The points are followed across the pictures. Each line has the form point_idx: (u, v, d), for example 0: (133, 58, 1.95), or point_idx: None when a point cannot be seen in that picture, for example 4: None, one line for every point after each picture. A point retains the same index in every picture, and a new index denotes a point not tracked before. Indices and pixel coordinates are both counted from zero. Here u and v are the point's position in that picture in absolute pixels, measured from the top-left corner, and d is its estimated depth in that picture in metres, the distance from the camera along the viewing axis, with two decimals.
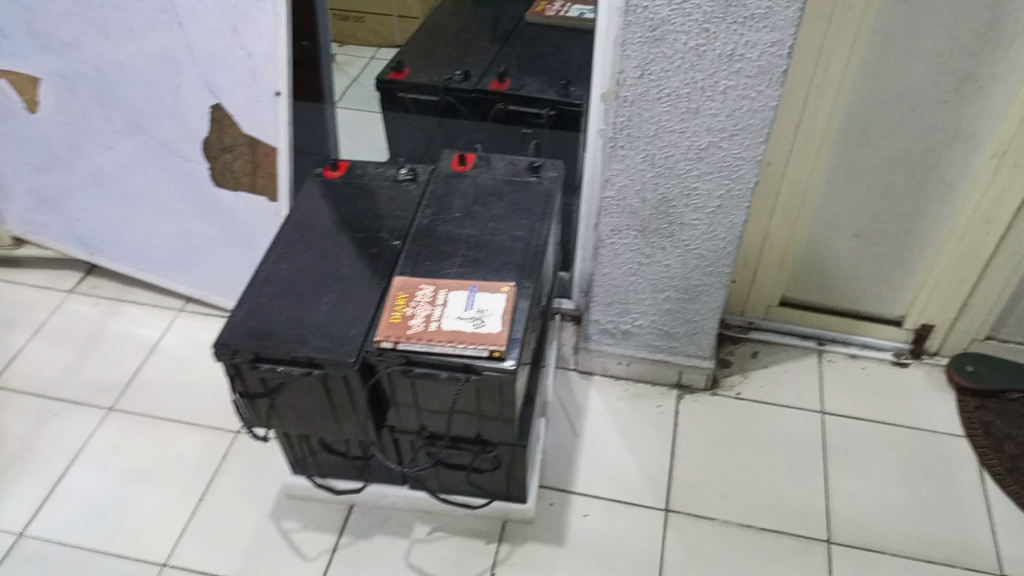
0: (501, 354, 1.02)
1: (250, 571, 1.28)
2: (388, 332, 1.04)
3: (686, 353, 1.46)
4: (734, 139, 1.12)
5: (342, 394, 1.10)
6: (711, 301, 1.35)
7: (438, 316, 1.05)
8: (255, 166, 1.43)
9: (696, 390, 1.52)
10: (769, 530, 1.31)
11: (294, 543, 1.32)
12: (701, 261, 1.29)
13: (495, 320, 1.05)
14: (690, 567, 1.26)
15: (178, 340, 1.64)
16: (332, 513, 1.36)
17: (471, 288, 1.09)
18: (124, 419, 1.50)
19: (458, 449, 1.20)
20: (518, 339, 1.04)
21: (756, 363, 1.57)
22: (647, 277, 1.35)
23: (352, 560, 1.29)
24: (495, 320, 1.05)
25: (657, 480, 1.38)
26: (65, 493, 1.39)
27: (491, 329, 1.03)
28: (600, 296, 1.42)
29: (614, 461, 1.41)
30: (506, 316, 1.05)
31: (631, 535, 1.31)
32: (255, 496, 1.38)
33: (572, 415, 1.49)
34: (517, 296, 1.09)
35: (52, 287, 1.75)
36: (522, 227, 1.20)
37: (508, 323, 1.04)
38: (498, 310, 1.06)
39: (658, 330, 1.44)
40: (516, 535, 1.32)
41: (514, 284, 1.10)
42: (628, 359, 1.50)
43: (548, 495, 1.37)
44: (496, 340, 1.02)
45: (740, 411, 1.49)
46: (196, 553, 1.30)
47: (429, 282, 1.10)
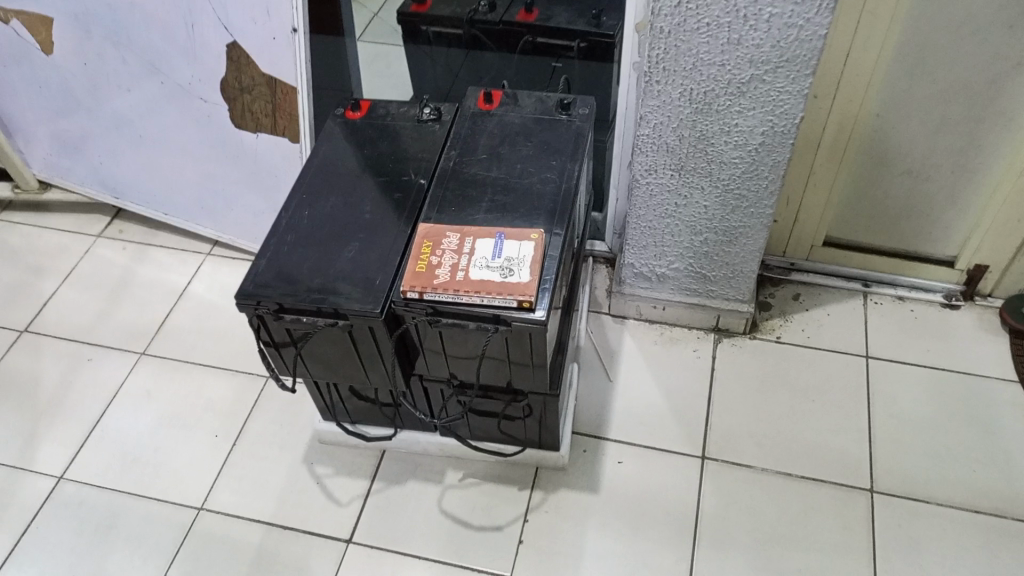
0: (530, 305, 0.98)
1: (284, 516, 1.28)
2: (413, 282, 1.00)
3: (724, 296, 1.41)
4: (779, 73, 1.04)
5: (368, 345, 1.08)
6: (751, 243, 1.29)
7: (465, 265, 1.02)
8: (275, 107, 1.38)
9: (734, 333, 1.47)
10: (808, 478, 1.28)
11: (327, 489, 1.31)
12: (742, 202, 1.23)
13: (525, 269, 1.00)
14: (726, 516, 1.24)
15: (205, 285, 1.62)
16: (363, 459, 1.35)
17: (499, 235, 1.04)
18: (156, 364, 1.50)
19: (489, 398, 1.18)
20: (549, 289, 1.00)
21: (798, 306, 1.50)
22: (684, 219, 1.29)
23: (385, 506, 1.29)
24: (525, 268, 1.00)
25: (694, 427, 1.35)
26: (101, 437, 1.40)
27: (521, 279, 0.99)
28: (634, 239, 1.36)
29: (650, 407, 1.38)
30: (536, 265, 1.01)
31: (666, 483, 1.29)
32: (286, 442, 1.37)
33: (606, 360, 1.45)
34: (547, 243, 1.05)
35: (80, 232, 1.74)
36: (551, 168, 1.15)
37: (539, 272, 1.00)
38: (529, 259, 1.01)
39: (695, 273, 1.38)
40: (549, 482, 1.30)
41: (543, 231, 1.05)
42: (664, 303, 1.45)
43: (581, 442, 1.34)
44: (526, 291, 0.98)
45: (780, 355, 1.43)
46: (230, 498, 1.31)
47: (455, 229, 1.06)
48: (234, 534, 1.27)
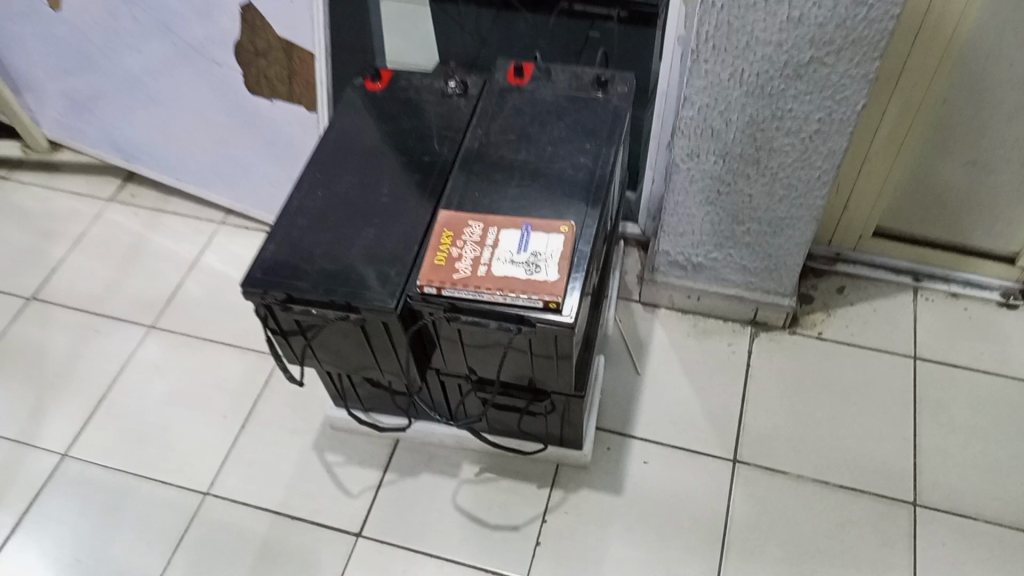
0: (557, 306, 0.90)
1: (293, 506, 1.23)
2: (430, 276, 0.93)
3: (764, 289, 1.32)
4: (842, 55, 0.94)
5: (382, 339, 1.01)
6: (797, 235, 1.20)
7: (488, 259, 0.94)
8: (291, 74, 1.30)
9: (772, 328, 1.38)
10: (846, 489, 1.20)
11: (337, 478, 1.26)
12: (790, 192, 1.14)
13: (552, 265, 0.92)
14: (757, 526, 1.17)
15: (218, 257, 1.56)
16: (376, 447, 1.29)
17: (525, 226, 0.96)
18: (166, 338, 1.44)
19: (510, 395, 1.11)
20: (578, 288, 0.92)
21: (842, 299, 1.41)
22: (726, 208, 1.19)
23: (398, 500, 1.23)
24: (552, 265, 0.92)
25: (727, 428, 1.27)
26: (107, 414, 1.36)
27: (548, 277, 0.91)
28: (671, 226, 1.26)
29: (680, 404, 1.30)
30: (565, 262, 0.93)
31: (694, 487, 1.22)
32: (297, 427, 1.32)
33: (634, 351, 1.37)
34: (577, 237, 0.96)
35: (91, 195, 1.68)
36: (584, 152, 1.05)
37: (567, 270, 0.92)
38: (557, 254, 0.93)
39: (735, 263, 1.29)
40: (571, 481, 1.23)
41: (573, 223, 0.97)
42: (699, 294, 1.36)
43: (605, 439, 1.27)
44: (553, 290, 0.90)
45: (821, 353, 1.35)
46: (238, 484, 1.26)
47: (478, 218, 0.98)
48: (242, 523, 1.22)
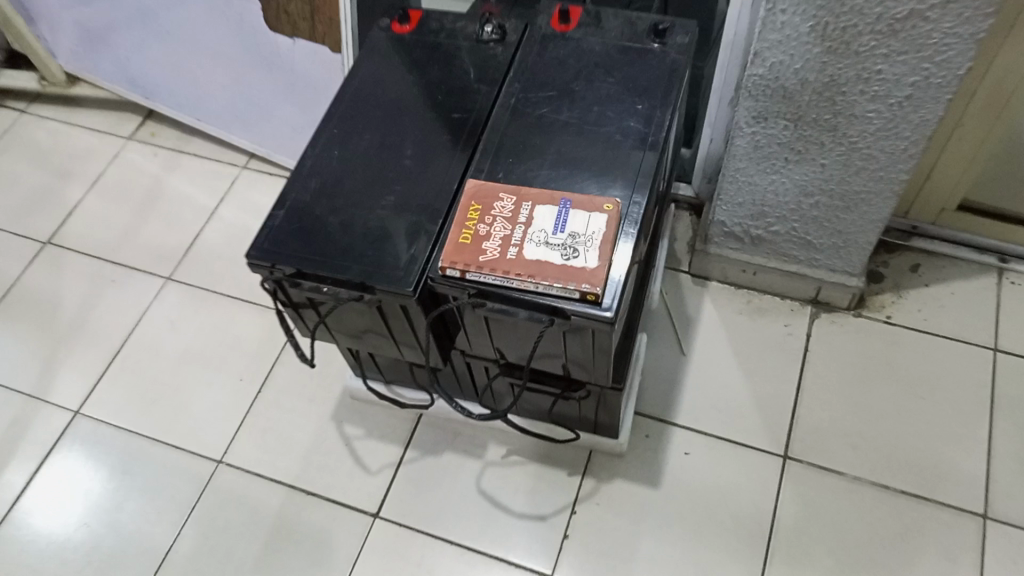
0: (596, 298, 0.79)
1: (308, 480, 1.17)
2: (453, 257, 0.82)
3: (830, 267, 1.18)
4: (949, 10, 0.78)
5: (400, 321, 0.91)
6: (874, 211, 1.06)
7: (519, 239, 0.82)
8: (314, 10, 1.17)
9: (834, 308, 1.25)
10: (908, 494, 1.09)
11: (355, 453, 1.18)
12: (870, 163, 0.99)
13: (592, 250, 0.81)
14: (806, 530, 1.08)
15: (239, 205, 1.47)
16: (396, 421, 1.20)
17: (563, 202, 0.84)
18: (182, 292, 1.37)
19: (541, 381, 1.01)
20: (620, 278, 0.81)
21: (916, 279, 1.26)
22: (794, 178, 1.06)
23: (418, 479, 1.15)
24: (592, 250, 0.81)
25: (778, 419, 1.16)
26: (120, 370, 1.30)
27: (586, 265, 0.80)
28: (729, 195, 1.13)
29: (728, 390, 1.19)
30: (607, 247, 0.81)
31: (739, 483, 1.12)
32: (315, 394, 1.24)
33: (680, 328, 1.25)
34: (622, 216, 0.84)
35: (110, 132, 1.59)
36: (635, 114, 0.93)
37: (609, 256, 0.80)
38: (598, 237, 0.81)
39: (798, 237, 1.15)
40: (604, 469, 1.14)
41: (618, 199, 0.85)
42: (755, 268, 1.23)
43: (643, 425, 1.17)
44: (591, 280, 0.79)
45: (888, 339, 1.22)
46: (252, 453, 1.20)
47: (510, 190, 0.86)
48: (254, 495, 1.16)
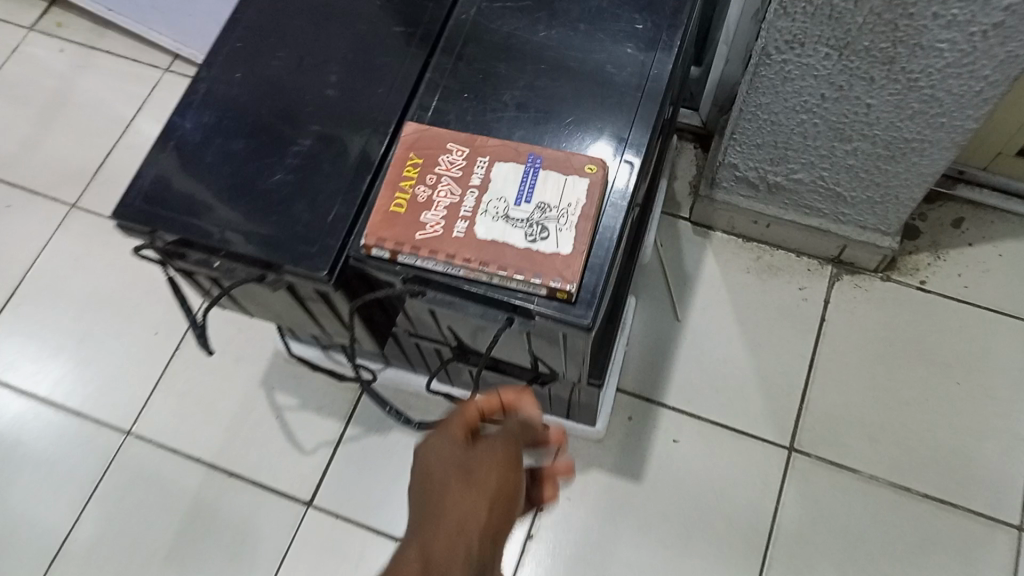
0: (567, 295, 0.59)
1: (231, 457, 0.99)
2: (381, 232, 0.62)
3: (860, 223, 0.98)
4: None
5: (319, 304, 0.71)
6: (924, 163, 0.85)
7: (470, 209, 0.62)
8: None
9: (859, 270, 1.05)
10: (931, 499, 0.94)
11: (286, 427, 1.01)
12: (930, 106, 0.78)
13: (565, 230, 0.60)
14: (809, 538, 0.92)
15: (161, 118, 1.23)
16: (336, 390, 1.02)
17: (531, 160, 0.63)
18: (89, 222, 1.15)
19: (501, 369, 0.82)
20: (602, 267, 0.61)
21: (958, 237, 1.06)
22: (829, 119, 0.84)
23: (359, 462, 0.98)
24: (566, 228, 0.60)
25: (784, 403, 0.99)
26: (15, 317, 1.10)
27: (556, 250, 0.60)
28: (745, 135, 0.91)
29: (728, 365, 1.01)
30: (586, 226, 0.60)
31: (735, 478, 0.95)
32: (243, 354, 1.05)
33: (675, 288, 1.06)
34: (608, 181, 0.63)
35: (9, 20, 1.33)
36: (634, 38, 0.71)
37: (588, 239, 0.60)
38: (575, 212, 0.61)
39: (825, 188, 0.95)
40: (577, 457, 0.97)
41: (604, 160, 0.63)
42: (769, 220, 1.03)
43: (627, 405, 1.00)
44: (563, 272, 0.59)
45: (920, 311, 1.03)
46: (166, 421, 1.02)
47: (462, 139, 0.65)
48: (167, 473, 0.99)
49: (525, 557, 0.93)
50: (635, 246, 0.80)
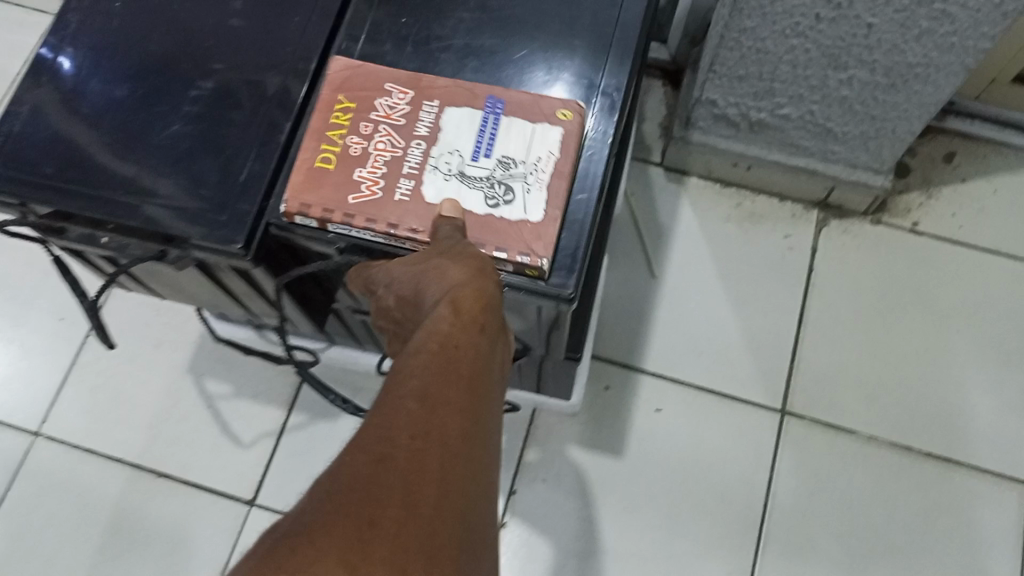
0: (539, 273, 0.49)
1: (158, 456, 0.87)
2: (304, 195, 0.50)
3: (850, 161, 0.89)
4: None
5: (239, 282, 0.59)
6: (928, 90, 0.75)
7: (416, 166, 0.50)
8: None
9: (847, 214, 0.96)
10: (935, 460, 0.86)
11: (220, 418, 0.89)
12: (940, 23, 0.67)
13: (534, 190, 0.49)
14: (806, 509, 0.85)
15: None
16: (274, 373, 0.90)
17: (492, 105, 0.52)
18: None
19: None
20: (580, 235, 0.50)
21: (951, 173, 0.98)
22: (824, 44, 0.73)
23: (306, 453, 0.87)
24: (536, 188, 0.49)
25: (774, 364, 0.90)
26: None
27: (524, 216, 0.49)
28: (726, 66, 0.80)
29: (709, 325, 0.92)
30: (560, 186, 0.49)
31: (724, 449, 0.87)
32: (166, 338, 0.92)
33: (649, 242, 0.96)
34: (584, 129, 0.52)
35: None
36: None
37: (562, 203, 0.49)
38: (546, 168, 0.50)
39: (815, 123, 0.85)
40: (550, 434, 0.88)
41: (580, 103, 0.52)
42: (750, 162, 0.93)
43: (602, 373, 0.90)
44: (533, 244, 0.48)
45: (913, 256, 0.95)
46: (81, 420, 0.89)
47: (404, 79, 0.53)
48: (85, 479, 0.87)
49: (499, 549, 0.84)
50: (615, 196, 0.69)
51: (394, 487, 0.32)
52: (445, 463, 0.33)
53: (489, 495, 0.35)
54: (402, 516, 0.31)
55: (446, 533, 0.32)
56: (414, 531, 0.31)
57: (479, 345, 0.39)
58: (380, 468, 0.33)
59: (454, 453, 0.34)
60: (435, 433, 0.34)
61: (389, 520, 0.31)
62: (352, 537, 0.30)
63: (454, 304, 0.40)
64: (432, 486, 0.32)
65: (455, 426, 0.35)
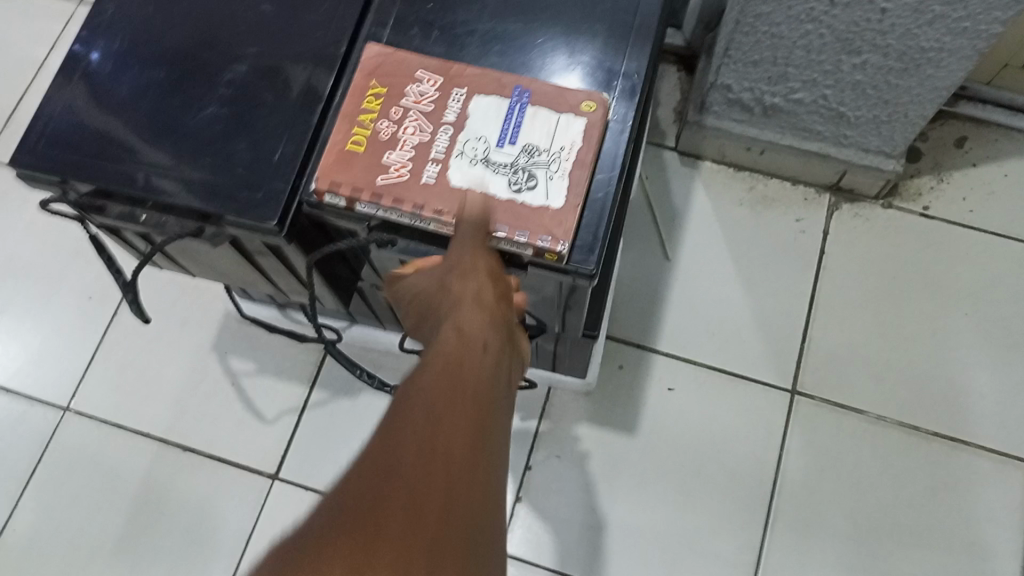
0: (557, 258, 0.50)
1: (184, 431, 0.90)
2: (335, 175, 0.52)
3: (862, 145, 0.90)
4: None
5: (270, 258, 0.61)
6: (940, 74, 0.76)
7: (443, 151, 0.52)
8: None
9: (858, 198, 0.98)
10: (943, 438, 0.88)
11: (244, 395, 0.91)
12: (952, 7, 0.68)
13: (556, 178, 0.51)
14: (815, 485, 0.87)
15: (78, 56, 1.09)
16: (296, 352, 0.93)
17: (519, 94, 0.53)
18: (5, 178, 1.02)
19: None
20: (598, 223, 0.51)
21: (962, 157, 0.99)
22: (837, 28, 0.74)
23: (327, 429, 0.90)
24: (558, 176, 0.51)
25: (785, 344, 0.92)
26: None
27: (546, 202, 0.50)
28: (741, 51, 0.81)
29: (722, 307, 0.94)
30: (582, 175, 0.51)
31: (735, 427, 0.89)
32: (191, 317, 0.95)
33: (663, 225, 0.98)
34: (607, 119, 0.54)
35: None
36: None
37: (583, 191, 0.51)
38: (569, 157, 0.51)
39: (827, 107, 0.86)
40: (566, 411, 0.90)
41: (605, 96, 0.54)
42: (763, 146, 0.95)
43: (616, 353, 0.92)
44: (553, 230, 0.50)
45: (923, 240, 0.96)
46: (109, 396, 0.92)
47: (435, 66, 0.55)
48: (114, 453, 0.89)
49: (516, 521, 0.86)
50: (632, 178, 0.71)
51: (408, 477, 0.33)
52: (453, 459, 0.35)
53: (498, 503, 0.37)
54: (414, 504, 0.32)
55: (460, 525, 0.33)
56: (429, 519, 0.32)
57: (484, 357, 0.43)
58: (389, 464, 0.34)
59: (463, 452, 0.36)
60: (444, 429, 0.36)
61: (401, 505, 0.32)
62: (367, 525, 0.31)
63: (461, 328, 0.44)
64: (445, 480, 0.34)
65: (464, 423, 0.37)
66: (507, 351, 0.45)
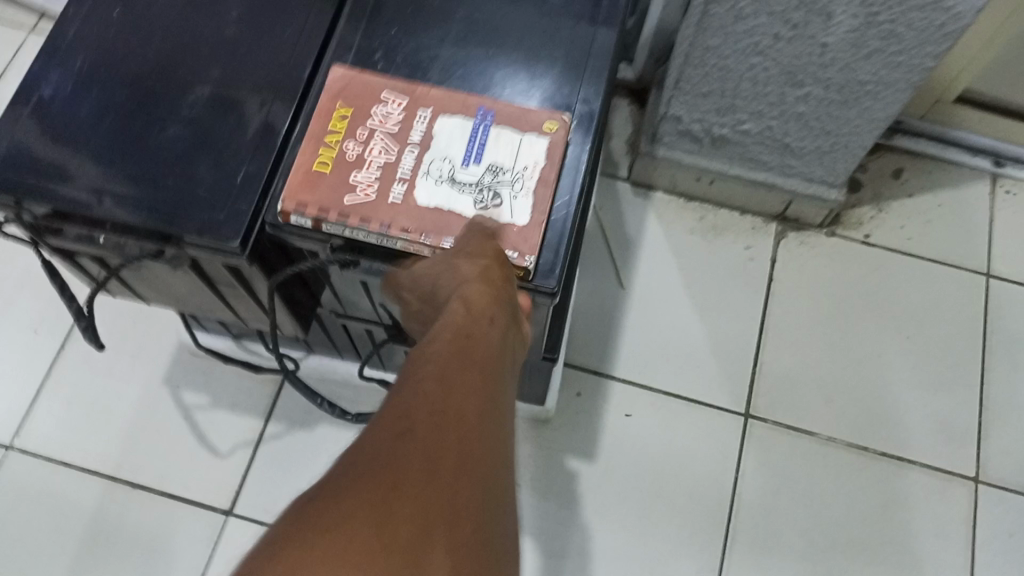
0: (523, 274, 0.51)
1: (134, 467, 0.87)
2: (301, 195, 0.52)
3: (806, 176, 0.94)
4: None
5: (229, 282, 0.60)
6: (877, 107, 0.80)
7: (409, 171, 0.53)
8: None
9: (804, 227, 1.01)
10: (891, 458, 0.91)
11: (197, 428, 0.89)
12: (888, 42, 0.72)
13: (521, 197, 0.52)
14: (771, 507, 0.88)
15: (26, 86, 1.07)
16: (251, 383, 0.91)
17: (483, 115, 0.54)
18: None
19: None
20: (562, 240, 0.53)
21: (899, 187, 1.03)
22: (782, 62, 0.78)
23: (284, 461, 0.88)
24: (522, 194, 0.52)
25: (738, 368, 0.94)
26: None
27: (511, 220, 0.51)
28: (690, 83, 0.84)
29: (677, 333, 0.96)
30: (545, 193, 0.52)
31: (692, 451, 0.90)
32: (141, 351, 0.92)
33: (618, 254, 0.99)
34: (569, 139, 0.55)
35: None
36: None
37: (548, 209, 0.52)
38: (532, 176, 0.52)
39: (773, 139, 0.89)
40: (525, 438, 0.90)
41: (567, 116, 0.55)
42: (712, 176, 0.98)
43: (574, 380, 0.93)
44: (518, 246, 0.51)
45: (866, 266, 1.00)
46: (53, 432, 0.88)
47: (400, 88, 0.55)
48: (59, 491, 0.86)
49: None
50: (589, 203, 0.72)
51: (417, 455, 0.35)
52: (462, 453, 0.36)
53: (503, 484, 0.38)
54: (424, 482, 0.34)
55: (465, 511, 0.35)
56: (435, 512, 0.33)
57: (489, 339, 0.44)
58: (399, 440, 0.36)
59: (467, 439, 0.37)
60: (453, 411, 0.38)
61: (409, 494, 0.34)
62: (375, 515, 0.33)
63: (466, 304, 0.46)
64: (448, 470, 0.35)
65: (472, 405, 0.39)
66: (511, 334, 0.46)
